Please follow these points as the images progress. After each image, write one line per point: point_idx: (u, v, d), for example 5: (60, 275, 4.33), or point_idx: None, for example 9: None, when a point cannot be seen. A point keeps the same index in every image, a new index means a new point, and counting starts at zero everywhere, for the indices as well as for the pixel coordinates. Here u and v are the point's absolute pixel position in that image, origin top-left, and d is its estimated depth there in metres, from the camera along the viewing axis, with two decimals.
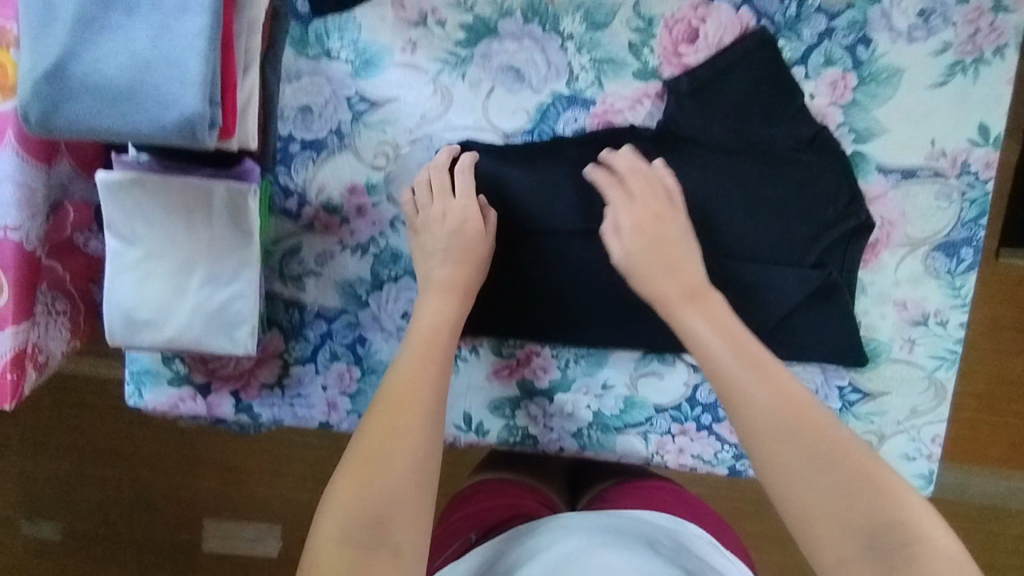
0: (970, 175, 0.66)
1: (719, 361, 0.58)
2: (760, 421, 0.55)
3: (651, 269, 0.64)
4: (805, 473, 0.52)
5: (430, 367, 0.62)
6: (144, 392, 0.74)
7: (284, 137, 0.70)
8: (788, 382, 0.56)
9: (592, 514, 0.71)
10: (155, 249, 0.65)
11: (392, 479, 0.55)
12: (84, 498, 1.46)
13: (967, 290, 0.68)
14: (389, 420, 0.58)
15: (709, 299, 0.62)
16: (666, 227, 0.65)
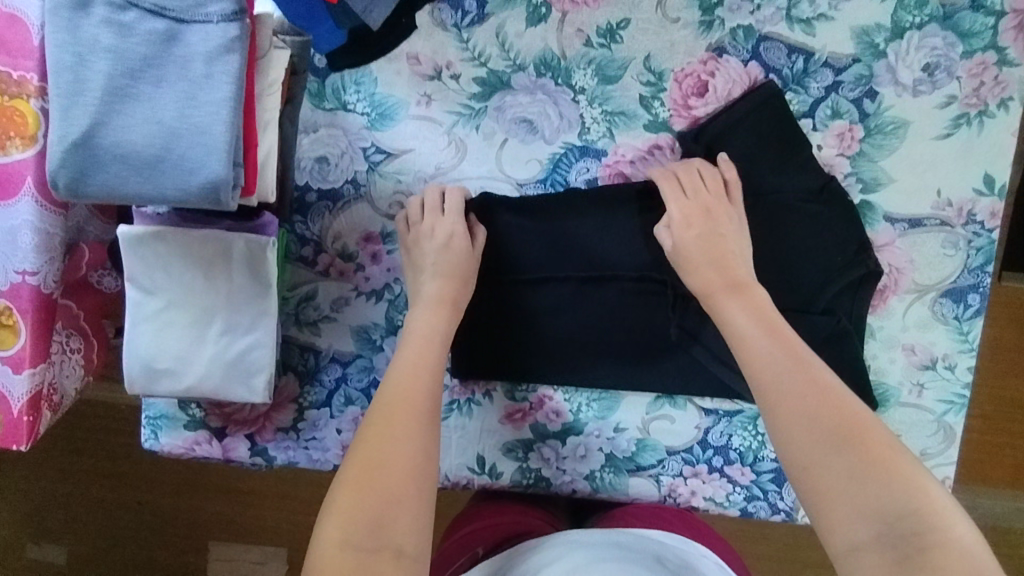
0: (976, 224, 0.67)
1: (752, 342, 0.59)
2: (787, 401, 0.55)
3: (697, 261, 0.65)
4: (824, 454, 0.52)
5: (429, 374, 0.63)
6: (160, 435, 0.75)
7: (301, 187, 0.71)
8: (821, 371, 0.56)
9: (598, 533, 0.71)
10: (175, 300, 0.66)
11: (392, 479, 0.55)
12: (92, 524, 1.47)
13: (974, 336, 0.69)
14: (390, 421, 0.59)
15: (747, 288, 0.63)
16: (716, 220, 0.66)
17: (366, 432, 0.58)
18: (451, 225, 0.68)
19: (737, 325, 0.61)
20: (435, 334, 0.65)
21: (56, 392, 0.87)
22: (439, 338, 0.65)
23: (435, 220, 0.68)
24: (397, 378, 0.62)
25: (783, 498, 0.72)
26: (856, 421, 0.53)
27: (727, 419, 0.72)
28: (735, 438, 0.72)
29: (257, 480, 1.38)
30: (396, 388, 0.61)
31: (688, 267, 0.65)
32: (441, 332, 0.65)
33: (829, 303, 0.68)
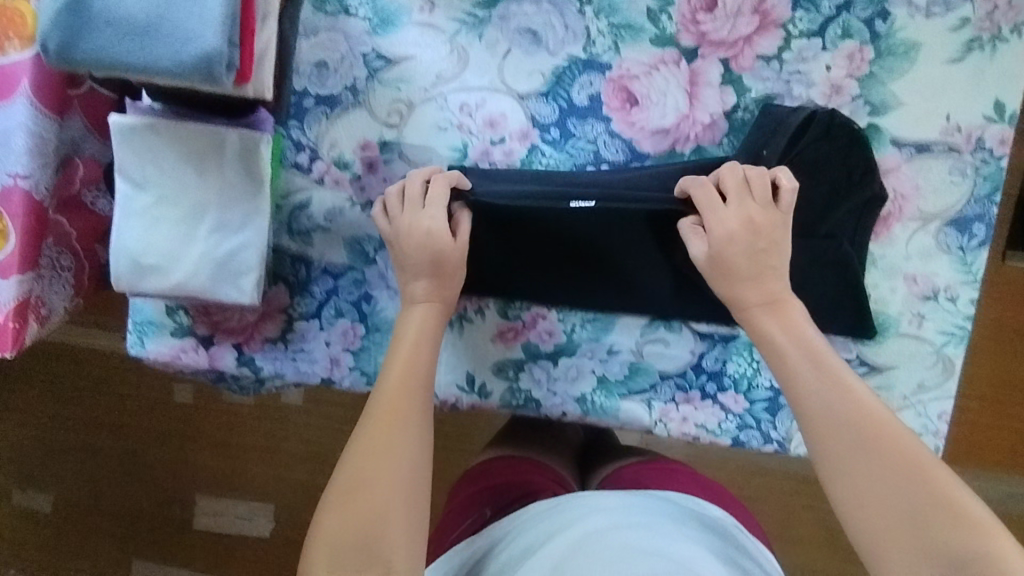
0: (984, 151, 0.66)
1: (794, 365, 0.57)
2: (825, 431, 0.54)
3: (737, 274, 0.60)
4: (878, 490, 0.50)
5: (417, 376, 0.62)
6: (147, 341, 0.74)
7: (299, 92, 0.70)
8: (864, 395, 0.54)
9: (609, 495, 0.71)
10: (166, 195, 0.65)
11: (388, 496, 0.55)
12: (80, 471, 1.46)
13: (978, 267, 0.67)
14: (386, 430, 0.58)
15: (784, 310, 0.60)
16: (760, 232, 0.60)
17: (364, 439, 0.58)
18: (434, 217, 0.64)
19: (774, 347, 0.58)
20: (423, 336, 0.64)
21: (42, 305, 0.84)
22: (425, 342, 0.64)
23: (416, 214, 0.64)
24: (392, 385, 0.61)
25: (776, 428, 0.71)
26: (903, 451, 0.51)
27: (723, 343, 0.71)
28: (730, 365, 0.71)
29: (249, 431, 1.39)
30: (393, 399, 0.60)
31: (722, 278, 0.61)
32: (428, 334, 0.64)
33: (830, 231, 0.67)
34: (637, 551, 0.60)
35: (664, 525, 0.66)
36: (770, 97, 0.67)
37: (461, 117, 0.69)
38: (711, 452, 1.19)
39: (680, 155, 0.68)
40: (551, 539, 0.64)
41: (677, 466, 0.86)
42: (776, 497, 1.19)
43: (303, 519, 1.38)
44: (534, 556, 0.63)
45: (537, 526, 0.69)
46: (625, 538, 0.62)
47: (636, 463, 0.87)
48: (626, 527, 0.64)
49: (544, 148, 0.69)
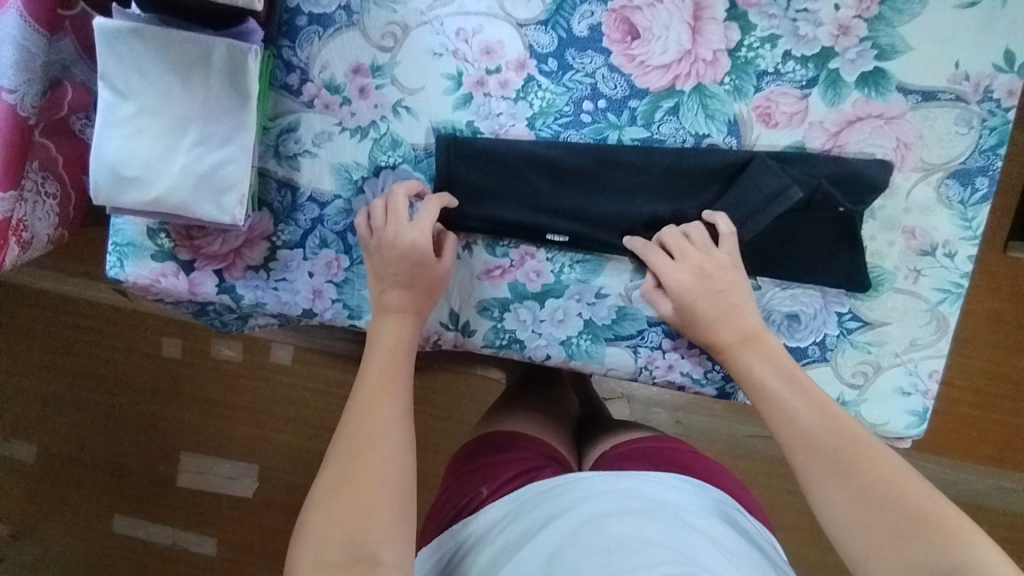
0: (992, 102, 0.64)
1: (773, 393, 0.59)
2: (812, 458, 0.54)
3: (710, 318, 0.63)
4: (863, 515, 0.50)
5: (392, 382, 0.61)
6: (126, 264, 0.72)
7: (291, 10, 0.68)
8: (847, 421, 0.55)
9: (614, 477, 0.70)
10: (149, 105, 0.63)
11: (366, 495, 0.53)
12: (63, 420, 1.44)
13: (979, 223, 0.66)
14: (364, 436, 0.56)
15: (764, 348, 0.62)
16: (715, 281, 0.64)
17: (344, 441, 0.57)
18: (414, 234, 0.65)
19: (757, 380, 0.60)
20: (397, 344, 0.64)
21: (26, 230, 0.81)
22: (401, 348, 0.64)
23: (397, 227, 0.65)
24: (368, 387, 0.60)
25: None
26: (892, 471, 0.51)
27: None
28: None
29: (234, 389, 1.38)
30: (369, 403, 0.59)
31: (697, 322, 0.64)
32: (401, 341, 0.64)
33: (836, 179, 0.65)
34: (635, 540, 0.59)
35: (659, 511, 0.64)
36: (776, 35, 0.65)
37: (456, 44, 0.67)
38: (697, 428, 1.18)
39: (679, 92, 0.66)
40: (547, 525, 0.63)
41: (678, 445, 0.83)
42: (760, 477, 1.18)
43: (287, 479, 1.37)
44: (529, 543, 0.62)
45: (536, 511, 0.68)
46: (625, 526, 0.61)
47: (636, 438, 0.84)
48: (626, 514, 0.63)
49: (540, 80, 0.67)
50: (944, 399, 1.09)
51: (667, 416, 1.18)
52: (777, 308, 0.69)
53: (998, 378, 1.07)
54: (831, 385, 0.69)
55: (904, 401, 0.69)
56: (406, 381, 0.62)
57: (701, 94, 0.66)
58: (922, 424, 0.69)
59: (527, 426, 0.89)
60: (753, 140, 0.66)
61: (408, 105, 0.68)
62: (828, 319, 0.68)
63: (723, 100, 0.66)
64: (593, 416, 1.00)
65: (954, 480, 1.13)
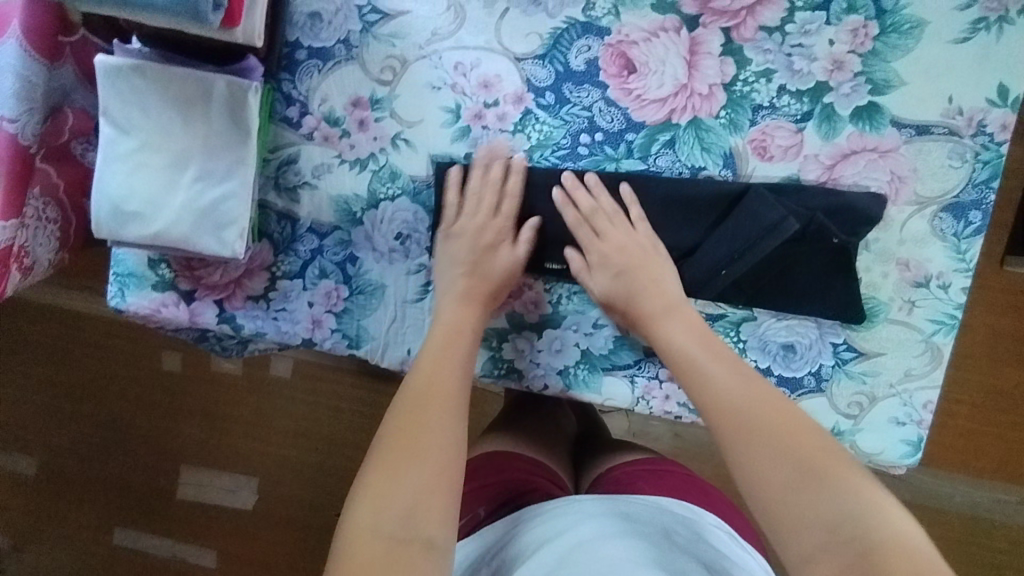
0: (985, 136, 0.65)
1: (698, 359, 0.62)
2: (726, 420, 0.57)
3: (633, 292, 0.66)
4: (771, 465, 0.53)
5: (453, 364, 0.64)
6: (127, 294, 0.72)
7: (292, 44, 0.69)
8: (764, 386, 0.59)
9: (609, 500, 0.72)
10: (150, 141, 0.64)
11: (425, 471, 0.56)
12: (64, 434, 1.45)
13: (972, 255, 0.66)
14: (418, 411, 0.60)
15: (686, 317, 0.65)
16: (634, 257, 0.67)
17: (400, 418, 0.60)
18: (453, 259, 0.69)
19: (681, 347, 0.63)
20: (461, 330, 0.66)
21: (26, 256, 0.81)
22: (464, 333, 0.67)
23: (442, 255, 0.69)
24: (428, 371, 0.64)
25: None
26: (809, 435, 0.54)
27: (709, 323, 0.70)
28: None
29: (234, 403, 1.38)
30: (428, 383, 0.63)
31: (620, 300, 0.67)
32: (466, 329, 0.67)
33: (836, 207, 0.65)
34: (628, 561, 0.59)
35: (650, 536, 0.65)
36: (771, 70, 0.65)
37: (455, 78, 0.68)
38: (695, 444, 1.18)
39: (676, 125, 0.67)
40: (545, 547, 0.65)
41: (671, 467, 0.84)
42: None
43: (286, 492, 1.37)
44: (532, 560, 0.64)
45: (533, 530, 0.68)
46: (618, 546, 0.62)
47: (632, 461, 0.85)
48: (619, 535, 0.64)
49: (538, 113, 0.68)
50: (941, 415, 1.09)
51: (666, 431, 1.17)
52: (774, 339, 0.69)
53: (994, 394, 1.07)
54: (826, 415, 0.69)
55: (898, 430, 0.69)
56: (464, 368, 0.65)
57: (697, 128, 0.67)
58: (915, 454, 0.70)
59: (525, 446, 0.90)
60: (749, 173, 0.67)
61: (406, 138, 0.69)
62: (823, 349, 0.69)
63: (719, 134, 0.67)
64: (590, 435, 1.01)
65: (951, 493, 1.14)
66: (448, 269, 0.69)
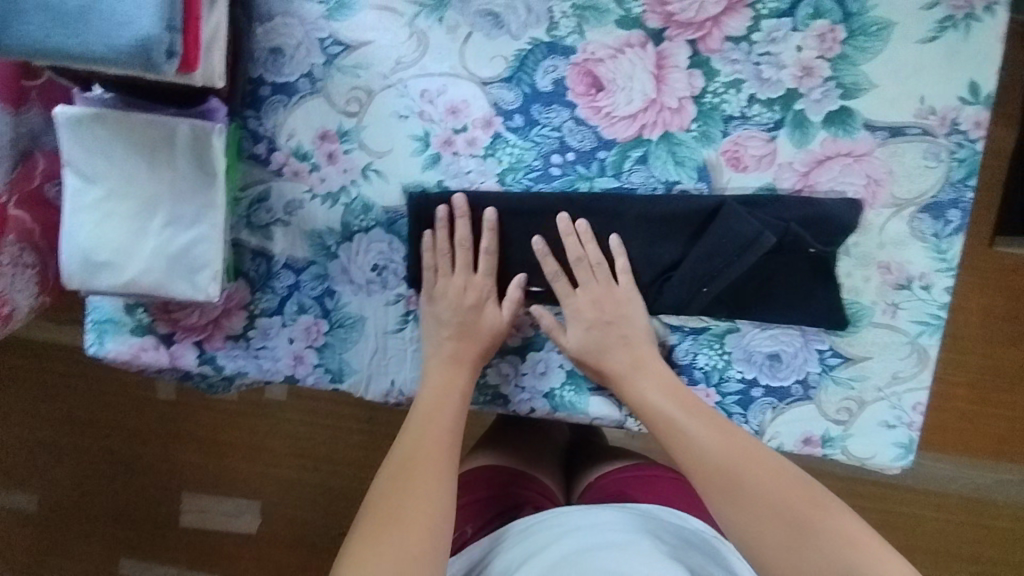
0: (959, 134, 0.64)
1: (665, 416, 0.64)
2: (702, 474, 0.61)
3: (606, 347, 0.67)
4: (751, 518, 0.57)
5: (441, 426, 0.67)
6: (105, 340, 0.72)
7: (255, 80, 0.68)
8: (739, 438, 0.62)
9: (593, 509, 0.71)
10: (116, 189, 0.63)
11: (411, 534, 0.58)
12: (62, 469, 1.44)
13: (953, 254, 0.66)
14: (405, 476, 0.63)
15: (657, 371, 0.66)
16: (613, 309, 0.68)
17: (387, 487, 0.62)
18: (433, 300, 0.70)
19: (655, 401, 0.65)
20: (448, 390, 0.68)
21: (4, 304, 0.77)
22: (453, 395, 0.68)
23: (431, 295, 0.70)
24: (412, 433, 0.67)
25: (749, 421, 0.69)
26: (787, 485, 0.58)
27: (693, 336, 0.69)
28: (701, 357, 0.69)
29: (231, 428, 1.38)
30: (412, 446, 0.66)
31: (593, 355, 0.68)
32: (453, 390, 0.68)
33: (811, 216, 0.65)
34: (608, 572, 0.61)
35: (639, 543, 0.65)
36: (740, 80, 0.65)
37: (422, 105, 0.67)
38: None
39: (647, 140, 0.66)
40: (527, 562, 0.65)
41: (659, 472, 0.84)
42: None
43: (286, 513, 1.37)
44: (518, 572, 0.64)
45: (511, 548, 0.69)
46: (600, 560, 0.62)
47: (620, 469, 0.85)
48: (601, 549, 0.64)
49: (508, 136, 0.67)
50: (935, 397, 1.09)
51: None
52: (759, 349, 0.69)
53: (985, 373, 1.07)
54: (816, 422, 0.69)
55: (889, 433, 0.69)
56: (453, 428, 0.67)
57: (669, 142, 0.66)
58: (908, 455, 0.69)
59: (517, 460, 0.89)
60: (724, 184, 0.66)
61: (377, 169, 0.68)
62: (809, 356, 0.68)
63: (691, 147, 0.66)
64: (581, 442, 1.00)
65: (954, 477, 1.11)
66: (439, 309, 0.69)
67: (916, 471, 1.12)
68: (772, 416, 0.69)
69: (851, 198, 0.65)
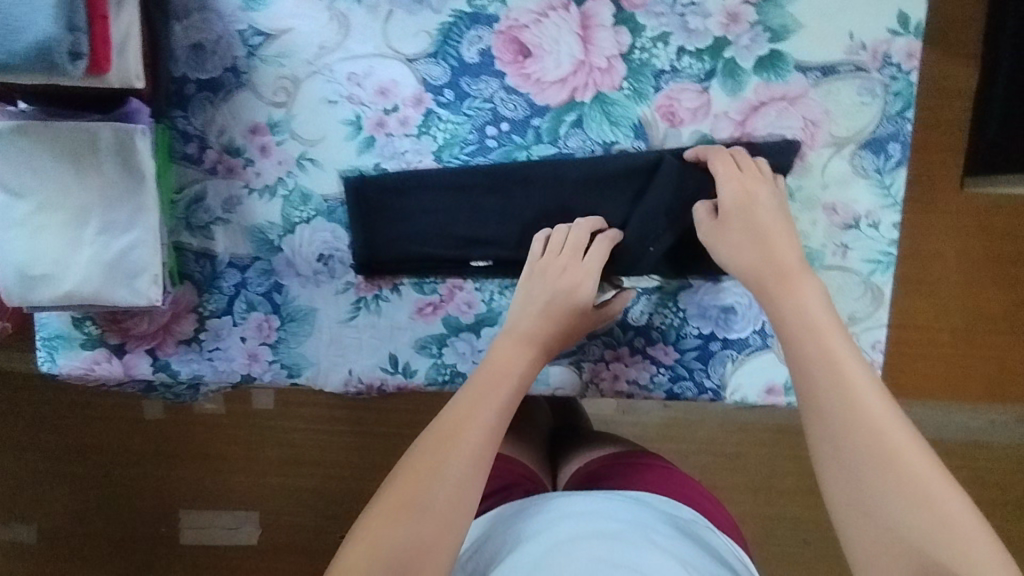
0: (892, 67, 0.63)
1: (794, 339, 0.55)
2: (821, 415, 0.51)
3: (738, 245, 0.61)
4: (855, 472, 0.48)
5: (489, 405, 0.56)
6: (57, 357, 0.71)
7: (179, 79, 0.67)
8: (872, 404, 0.49)
9: (585, 496, 0.66)
10: (46, 201, 0.61)
11: (428, 518, 0.49)
12: (42, 500, 1.30)
13: (897, 188, 0.65)
14: (439, 449, 0.52)
15: (797, 297, 0.57)
16: (761, 203, 0.61)
17: (416, 459, 0.52)
18: (556, 267, 0.63)
19: (788, 329, 0.56)
20: (505, 377, 0.59)
21: None
22: (512, 379, 0.59)
23: (563, 258, 0.63)
24: (458, 408, 0.55)
25: (710, 376, 0.69)
26: (909, 468, 0.46)
27: (646, 296, 0.68)
28: (656, 317, 0.69)
29: (219, 437, 1.24)
30: (456, 420, 0.54)
31: (775, 248, 0.60)
32: (512, 376, 0.59)
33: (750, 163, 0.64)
34: (606, 565, 0.56)
35: (632, 533, 0.61)
36: (666, 33, 0.64)
37: (350, 89, 0.66)
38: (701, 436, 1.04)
39: (580, 103, 0.65)
40: (515, 549, 0.62)
41: (658, 462, 0.78)
42: (755, 447, 1.03)
43: (286, 520, 1.25)
44: (508, 557, 0.61)
45: (501, 537, 0.65)
46: (597, 552, 0.58)
47: (615, 454, 0.81)
48: (600, 539, 0.60)
49: (440, 112, 0.66)
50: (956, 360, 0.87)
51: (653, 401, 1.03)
52: (713, 303, 0.68)
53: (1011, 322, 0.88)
54: (776, 371, 0.69)
55: None
56: (500, 415, 0.56)
57: (602, 103, 0.65)
58: None
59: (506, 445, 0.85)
60: (661, 140, 0.66)
61: (312, 157, 0.67)
62: None
63: (624, 105, 0.65)
64: (572, 428, 0.96)
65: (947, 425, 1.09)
66: (552, 281, 0.63)
67: (916, 421, 1.05)
68: (732, 369, 0.69)
69: (790, 142, 0.64)
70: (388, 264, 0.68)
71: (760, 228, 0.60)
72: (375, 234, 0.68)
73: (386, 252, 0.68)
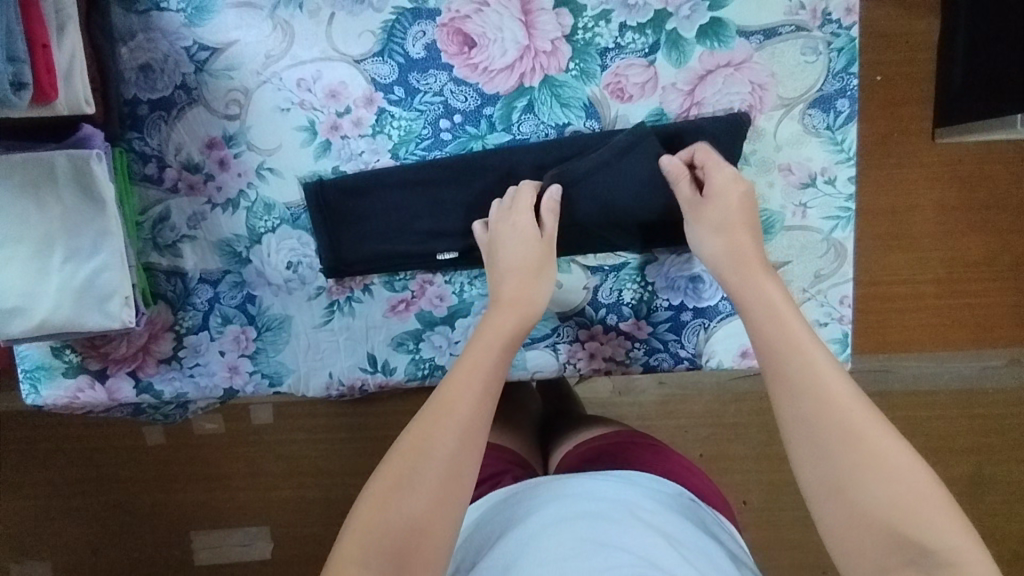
0: (833, 24, 0.64)
1: (761, 326, 0.54)
2: (792, 400, 0.49)
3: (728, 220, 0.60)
4: (828, 454, 0.46)
5: (479, 377, 0.53)
6: (41, 388, 0.72)
7: (131, 101, 0.67)
8: (834, 384, 0.48)
9: (570, 479, 0.60)
10: (7, 234, 0.61)
11: (422, 500, 0.47)
12: (35, 534, 1.19)
13: (850, 143, 0.66)
14: (429, 428, 0.50)
15: (760, 292, 0.57)
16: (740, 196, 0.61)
17: (404, 443, 0.49)
18: (513, 226, 0.63)
19: (753, 325, 0.55)
20: (493, 345, 0.56)
21: None
22: (500, 346, 0.56)
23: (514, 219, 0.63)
24: (446, 385, 0.52)
25: (684, 346, 0.70)
26: (879, 452, 0.45)
27: (615, 274, 0.69)
28: (626, 292, 0.69)
29: (226, 452, 1.15)
30: (444, 399, 0.51)
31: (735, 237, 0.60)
32: (497, 342, 0.56)
33: (702, 132, 0.65)
34: (594, 544, 0.50)
35: (620, 514, 0.54)
36: (607, 10, 0.65)
37: (301, 94, 0.67)
38: (704, 408, 1.03)
39: (529, 88, 0.66)
40: (500, 539, 0.55)
41: (654, 441, 0.71)
42: (755, 417, 1.03)
43: (299, 532, 1.16)
44: (490, 550, 0.55)
45: (487, 526, 0.59)
46: (583, 533, 0.52)
47: (612, 431, 0.74)
48: (586, 519, 0.53)
49: (392, 109, 0.67)
50: (940, 309, 0.88)
51: (649, 379, 1.03)
52: (680, 274, 0.69)
53: (991, 266, 0.88)
54: None
55: (823, 330, 0.69)
56: (492, 388, 0.53)
57: (551, 86, 0.66)
58: (845, 351, 0.69)
59: (499, 436, 0.78)
60: (612, 118, 0.66)
61: (271, 167, 0.68)
62: None
63: (573, 86, 0.66)
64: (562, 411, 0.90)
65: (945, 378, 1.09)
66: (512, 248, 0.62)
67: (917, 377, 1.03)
68: (705, 336, 0.70)
69: (740, 109, 0.65)
70: (354, 266, 0.69)
71: (729, 220, 0.60)
72: (339, 239, 0.68)
73: (352, 255, 0.68)
